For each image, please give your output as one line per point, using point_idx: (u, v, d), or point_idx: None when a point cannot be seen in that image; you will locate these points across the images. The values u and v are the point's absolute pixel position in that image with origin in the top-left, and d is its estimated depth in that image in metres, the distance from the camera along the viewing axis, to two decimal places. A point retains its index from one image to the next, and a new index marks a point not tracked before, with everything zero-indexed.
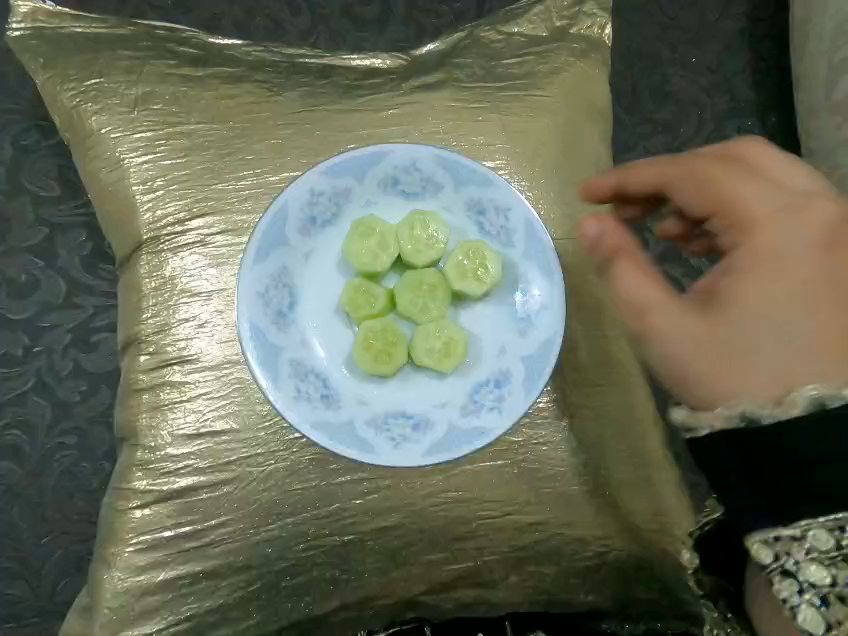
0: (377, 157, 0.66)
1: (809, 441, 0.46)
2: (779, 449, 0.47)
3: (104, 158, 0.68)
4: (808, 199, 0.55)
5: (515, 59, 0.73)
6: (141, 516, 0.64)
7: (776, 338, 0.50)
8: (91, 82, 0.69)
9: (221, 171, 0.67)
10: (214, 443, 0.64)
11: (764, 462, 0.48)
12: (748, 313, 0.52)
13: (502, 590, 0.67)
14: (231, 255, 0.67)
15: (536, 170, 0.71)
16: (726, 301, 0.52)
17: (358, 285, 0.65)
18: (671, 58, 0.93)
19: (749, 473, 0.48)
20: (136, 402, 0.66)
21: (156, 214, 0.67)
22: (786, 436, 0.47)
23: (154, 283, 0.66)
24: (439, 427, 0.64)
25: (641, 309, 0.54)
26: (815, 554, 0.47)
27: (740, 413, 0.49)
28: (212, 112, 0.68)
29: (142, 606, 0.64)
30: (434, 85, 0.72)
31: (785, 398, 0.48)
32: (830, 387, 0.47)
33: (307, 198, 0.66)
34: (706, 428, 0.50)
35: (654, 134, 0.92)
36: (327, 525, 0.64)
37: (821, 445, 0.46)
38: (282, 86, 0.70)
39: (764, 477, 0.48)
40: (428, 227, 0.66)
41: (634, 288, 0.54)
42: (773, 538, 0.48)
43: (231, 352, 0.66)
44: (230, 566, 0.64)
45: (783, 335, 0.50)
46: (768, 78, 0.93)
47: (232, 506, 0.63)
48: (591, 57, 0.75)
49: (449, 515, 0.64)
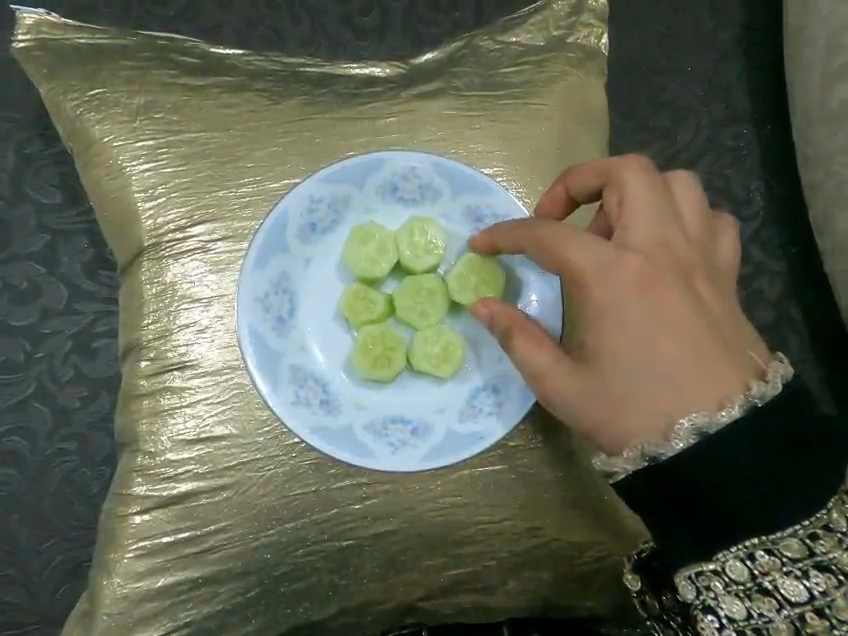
0: (376, 165, 0.68)
1: (704, 465, 0.50)
2: (683, 477, 0.51)
3: (106, 166, 0.69)
4: (670, 237, 0.58)
5: (512, 67, 0.74)
6: (141, 521, 0.64)
7: (654, 383, 0.54)
8: (94, 92, 0.70)
9: (222, 178, 0.68)
10: (214, 448, 0.64)
11: (674, 492, 0.51)
12: (626, 356, 0.55)
13: (501, 596, 0.67)
14: (231, 261, 0.67)
15: (533, 177, 0.72)
16: (604, 349, 0.56)
17: (357, 290, 0.66)
18: (667, 67, 0.94)
19: (665, 504, 0.52)
20: (136, 407, 0.66)
21: (157, 221, 0.67)
22: (684, 464, 0.51)
23: (155, 289, 0.67)
24: (437, 432, 0.66)
25: (539, 372, 0.58)
26: (733, 586, 0.50)
27: (643, 455, 0.52)
28: (213, 120, 0.69)
29: (142, 612, 0.64)
30: (433, 93, 0.72)
31: (672, 433, 0.52)
32: (704, 414, 0.51)
33: (307, 205, 0.67)
34: (621, 473, 0.53)
35: (651, 141, 0.93)
36: (326, 530, 0.64)
37: (714, 467, 0.50)
38: (283, 94, 0.71)
39: (678, 507, 0.51)
40: (427, 233, 0.67)
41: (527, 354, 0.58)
42: (695, 573, 0.51)
43: (230, 357, 0.66)
44: (230, 572, 0.64)
45: (659, 373, 0.54)
46: (764, 86, 0.94)
47: (231, 511, 0.64)
48: (588, 65, 0.76)
49: (448, 519, 0.65)
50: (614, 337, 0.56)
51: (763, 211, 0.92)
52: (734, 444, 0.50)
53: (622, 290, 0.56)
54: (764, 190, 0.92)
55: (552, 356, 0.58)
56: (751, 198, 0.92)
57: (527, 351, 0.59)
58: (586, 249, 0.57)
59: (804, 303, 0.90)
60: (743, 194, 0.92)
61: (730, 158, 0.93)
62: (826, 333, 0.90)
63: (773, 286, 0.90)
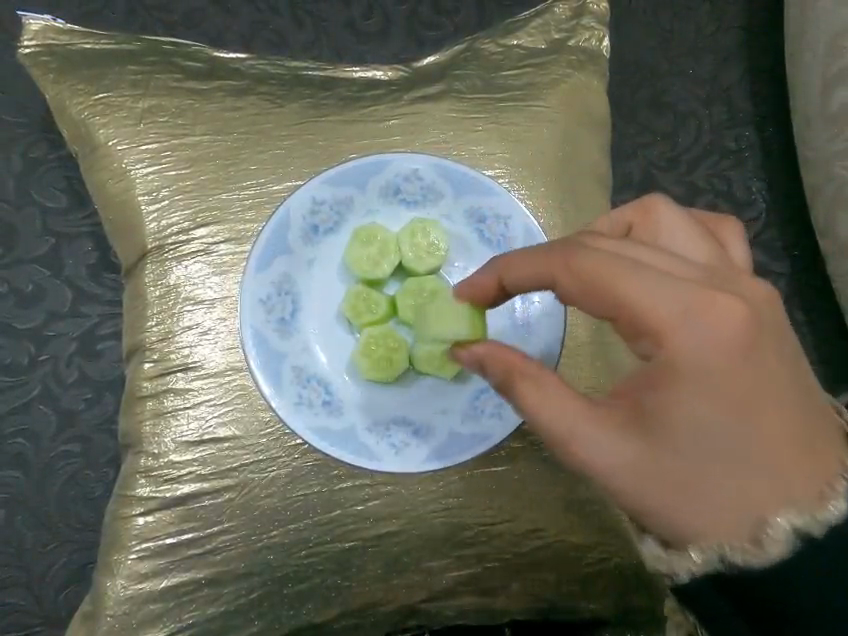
0: (377, 167, 0.68)
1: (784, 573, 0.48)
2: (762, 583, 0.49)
3: (111, 169, 0.69)
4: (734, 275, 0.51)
5: (514, 69, 0.74)
6: (144, 523, 0.64)
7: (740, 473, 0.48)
8: (99, 96, 0.70)
9: (225, 180, 0.69)
10: (217, 449, 0.65)
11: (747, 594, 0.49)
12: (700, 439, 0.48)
13: (503, 600, 0.66)
14: (234, 263, 0.68)
15: (535, 179, 0.72)
16: (673, 426, 0.48)
17: (359, 291, 0.66)
18: (669, 70, 0.94)
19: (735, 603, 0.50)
20: (139, 409, 0.66)
21: (161, 224, 0.68)
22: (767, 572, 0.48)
23: (158, 291, 0.67)
24: (440, 433, 0.65)
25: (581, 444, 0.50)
26: None
27: (717, 557, 0.49)
28: (216, 124, 0.70)
29: (145, 612, 0.64)
30: (434, 95, 0.73)
31: (760, 538, 0.48)
32: (793, 512, 0.48)
33: (309, 207, 0.67)
34: (687, 573, 0.50)
35: (652, 144, 0.93)
36: (329, 531, 0.64)
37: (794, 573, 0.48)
38: (285, 97, 0.71)
39: (747, 606, 0.50)
40: (428, 235, 0.67)
41: (563, 422, 0.50)
42: None
43: (233, 359, 0.66)
44: (233, 573, 0.64)
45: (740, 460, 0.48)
46: (765, 88, 0.95)
47: (234, 513, 0.64)
48: (590, 68, 0.76)
49: (450, 520, 0.65)
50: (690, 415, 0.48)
51: (765, 213, 0.92)
52: (825, 551, 0.48)
53: (704, 353, 0.47)
54: (766, 192, 0.92)
55: (600, 425, 0.50)
56: (753, 199, 0.92)
57: (554, 410, 0.50)
58: (659, 298, 0.47)
59: (807, 306, 0.90)
60: (745, 196, 0.92)
61: (732, 161, 0.93)
62: (829, 335, 0.90)
63: (775, 288, 0.90)
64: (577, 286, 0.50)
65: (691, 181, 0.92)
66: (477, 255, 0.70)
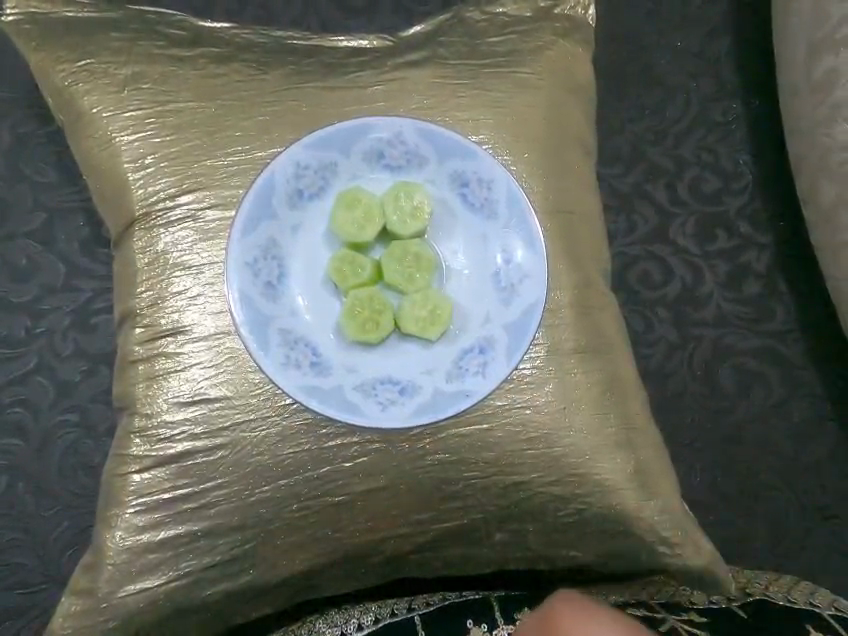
0: (360, 133, 0.69)
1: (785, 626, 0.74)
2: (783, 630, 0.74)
3: (96, 138, 0.71)
4: None
5: (499, 37, 0.75)
6: (140, 479, 0.67)
7: None
8: (82, 64, 0.72)
9: (210, 147, 0.69)
10: (209, 409, 0.67)
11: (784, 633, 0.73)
12: None
13: (488, 548, 0.71)
14: (220, 228, 0.69)
15: (519, 144, 0.73)
16: None
17: (344, 254, 0.68)
18: (655, 42, 0.95)
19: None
20: (133, 373, 0.69)
21: (147, 190, 0.69)
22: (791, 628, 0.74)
23: (147, 259, 0.69)
24: (426, 391, 0.67)
25: None
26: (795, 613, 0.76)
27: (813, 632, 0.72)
28: (200, 91, 0.71)
29: (143, 564, 0.66)
30: (418, 63, 0.74)
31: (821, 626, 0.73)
32: None
33: (294, 171, 0.68)
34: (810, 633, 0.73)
35: (640, 116, 0.93)
36: (318, 487, 0.66)
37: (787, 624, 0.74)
38: (268, 66, 0.72)
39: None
40: (412, 198, 0.69)
41: None
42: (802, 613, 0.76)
43: (222, 322, 0.68)
44: (227, 526, 0.66)
45: None
46: (752, 60, 0.95)
47: (228, 469, 0.66)
48: (573, 37, 0.77)
49: (437, 476, 0.67)
50: None
51: (751, 185, 0.93)
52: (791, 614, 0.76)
53: None
54: (752, 163, 0.93)
55: None
56: (739, 172, 0.93)
57: None
58: None
59: (792, 276, 0.91)
60: (732, 167, 0.93)
61: (718, 132, 0.94)
62: (814, 302, 0.91)
63: (760, 258, 0.92)
64: None
65: (677, 152, 0.93)
66: (461, 219, 0.71)
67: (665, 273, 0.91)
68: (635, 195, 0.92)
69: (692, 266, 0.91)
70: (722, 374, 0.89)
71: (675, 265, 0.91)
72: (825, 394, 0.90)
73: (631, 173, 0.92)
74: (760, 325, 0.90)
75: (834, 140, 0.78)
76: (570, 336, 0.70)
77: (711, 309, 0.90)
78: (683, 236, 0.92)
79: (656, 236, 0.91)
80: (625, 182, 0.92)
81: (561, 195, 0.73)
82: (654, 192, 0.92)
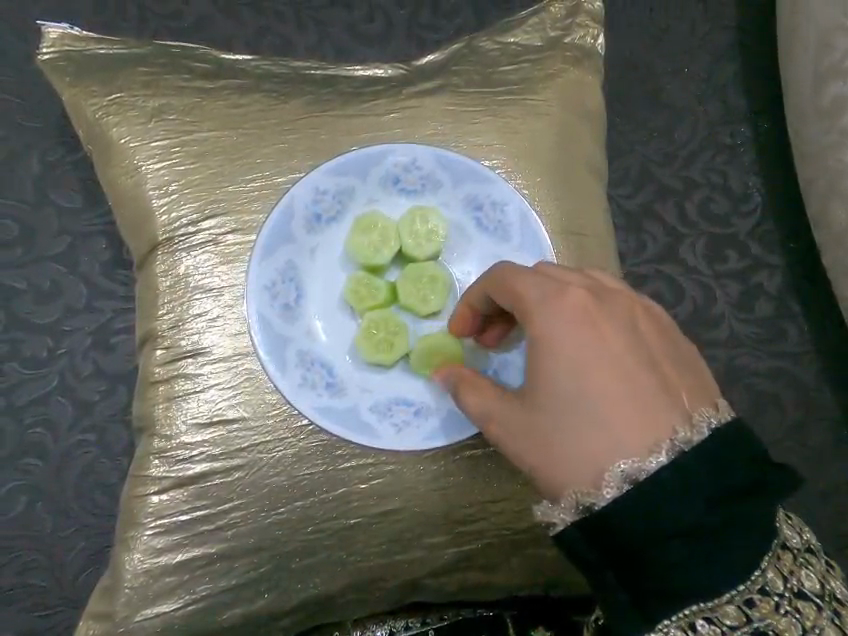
0: (377, 158, 0.71)
1: None
2: None
3: (123, 166, 0.73)
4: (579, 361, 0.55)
5: (511, 66, 0.77)
6: (159, 500, 0.67)
7: (622, 407, 0.54)
8: (112, 97, 0.74)
9: (231, 175, 0.72)
10: (226, 430, 0.67)
11: None
12: (568, 387, 0.55)
13: (503, 574, 0.71)
14: (240, 252, 0.70)
15: (531, 168, 0.74)
16: (541, 415, 0.56)
17: (360, 277, 0.69)
18: (665, 67, 0.96)
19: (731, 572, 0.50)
20: (152, 394, 0.70)
21: (170, 216, 0.71)
22: None
23: (169, 282, 0.70)
24: (440, 413, 0.68)
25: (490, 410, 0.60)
26: None
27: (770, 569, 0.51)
28: (222, 121, 0.73)
29: (160, 587, 0.67)
30: (433, 91, 0.76)
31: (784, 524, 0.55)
32: (632, 467, 0.51)
33: (312, 196, 0.70)
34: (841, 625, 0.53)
35: (650, 139, 0.95)
36: (333, 509, 0.66)
37: None
38: (288, 95, 0.75)
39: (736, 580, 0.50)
40: (427, 222, 0.70)
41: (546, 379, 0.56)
42: None
43: (241, 344, 0.69)
44: (242, 548, 0.66)
45: (591, 420, 0.54)
46: (759, 85, 0.96)
47: (244, 491, 0.67)
48: (584, 64, 0.79)
49: (451, 498, 0.68)
50: (587, 393, 0.54)
51: (760, 207, 0.94)
52: None
53: (593, 383, 0.54)
54: (761, 186, 0.94)
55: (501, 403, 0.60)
56: (749, 194, 0.94)
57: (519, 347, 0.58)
58: (550, 420, 0.56)
59: (803, 298, 0.91)
60: (741, 190, 0.94)
61: (726, 155, 0.95)
62: (826, 323, 0.91)
63: (771, 279, 0.92)
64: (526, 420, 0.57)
65: (687, 174, 0.94)
66: (475, 242, 0.73)
67: (676, 294, 0.91)
68: (645, 215, 0.93)
69: (703, 286, 0.92)
70: (735, 395, 0.89)
71: (686, 285, 0.91)
72: (838, 416, 0.89)
73: (640, 194, 0.93)
74: (773, 347, 0.90)
75: (843, 165, 0.79)
76: None
77: (722, 330, 0.91)
78: (694, 256, 0.92)
79: (667, 257, 0.92)
80: (635, 203, 0.93)
81: (573, 218, 0.74)
82: (663, 213, 0.93)
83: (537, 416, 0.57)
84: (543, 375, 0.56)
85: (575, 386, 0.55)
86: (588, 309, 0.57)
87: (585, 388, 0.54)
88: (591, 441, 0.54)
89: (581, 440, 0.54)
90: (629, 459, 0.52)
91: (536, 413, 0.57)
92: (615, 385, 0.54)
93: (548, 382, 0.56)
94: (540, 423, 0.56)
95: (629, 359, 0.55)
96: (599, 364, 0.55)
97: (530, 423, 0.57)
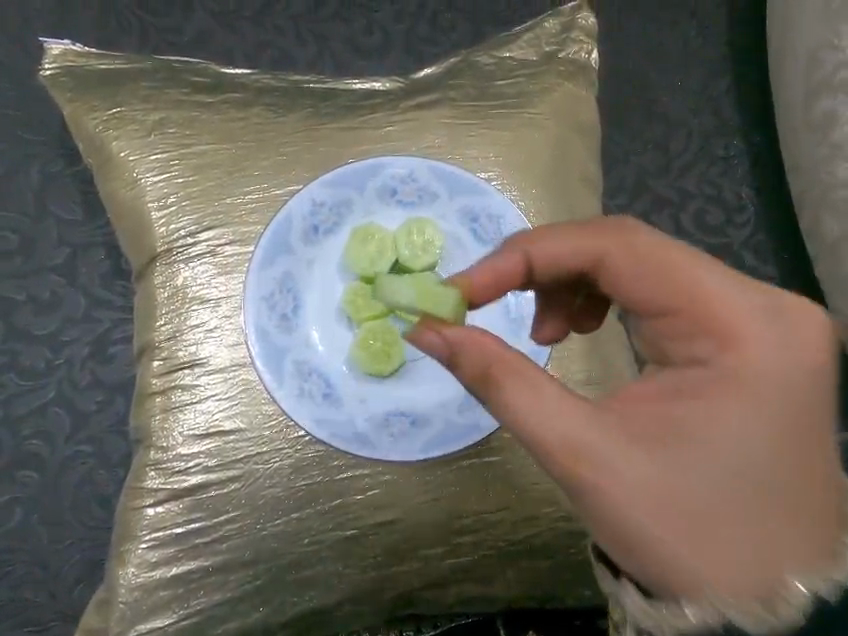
0: (374, 171, 0.72)
1: None
2: None
3: (123, 179, 0.74)
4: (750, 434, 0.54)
5: (507, 80, 0.78)
6: (154, 513, 0.67)
7: (784, 508, 0.55)
8: (112, 111, 0.75)
9: (230, 187, 0.72)
10: (222, 442, 0.67)
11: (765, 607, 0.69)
12: (732, 457, 0.54)
13: (501, 586, 0.71)
14: (238, 263, 0.71)
15: (526, 180, 0.75)
16: (684, 482, 0.53)
17: (357, 288, 0.70)
18: (659, 81, 0.98)
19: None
20: (149, 406, 0.70)
21: (169, 228, 0.71)
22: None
23: (167, 293, 0.71)
24: (437, 423, 0.68)
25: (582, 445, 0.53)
26: None
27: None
28: (221, 134, 0.74)
29: (155, 600, 0.66)
30: (430, 104, 0.76)
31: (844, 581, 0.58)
32: (806, 578, 0.55)
33: (311, 208, 0.71)
34: None
35: (644, 152, 0.96)
36: (330, 520, 0.66)
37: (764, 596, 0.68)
38: (287, 108, 0.75)
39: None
40: (424, 233, 0.71)
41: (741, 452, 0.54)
42: None
43: (238, 355, 0.69)
44: (238, 561, 0.66)
45: (760, 502, 0.54)
46: (752, 99, 0.98)
47: (240, 503, 0.66)
48: (579, 78, 0.80)
49: (448, 509, 0.68)
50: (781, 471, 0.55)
51: (755, 219, 0.94)
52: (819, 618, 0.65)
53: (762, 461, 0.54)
54: (756, 197, 0.95)
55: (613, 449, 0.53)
56: (743, 205, 0.95)
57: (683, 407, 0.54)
58: (694, 485, 0.53)
59: None
60: (735, 201, 0.95)
61: (721, 168, 0.96)
62: None
63: None
64: (664, 480, 0.53)
65: (682, 186, 0.95)
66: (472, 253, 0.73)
67: None
68: None
69: None
70: None
71: None
72: None
73: (636, 205, 0.94)
74: None
75: (835, 178, 0.80)
76: (578, 367, 0.72)
77: None
78: None
79: None
80: (631, 214, 0.94)
81: None
82: (659, 225, 0.94)
83: (680, 481, 0.53)
84: (715, 441, 0.54)
85: (744, 465, 0.54)
86: (796, 379, 0.56)
87: (753, 457, 0.54)
88: (748, 533, 0.54)
89: (744, 540, 0.53)
90: (798, 558, 0.55)
91: (686, 480, 0.53)
92: (780, 465, 0.55)
93: (709, 449, 0.54)
94: (680, 490, 0.53)
95: (794, 436, 0.55)
96: (771, 450, 0.55)
97: (664, 490, 0.53)
